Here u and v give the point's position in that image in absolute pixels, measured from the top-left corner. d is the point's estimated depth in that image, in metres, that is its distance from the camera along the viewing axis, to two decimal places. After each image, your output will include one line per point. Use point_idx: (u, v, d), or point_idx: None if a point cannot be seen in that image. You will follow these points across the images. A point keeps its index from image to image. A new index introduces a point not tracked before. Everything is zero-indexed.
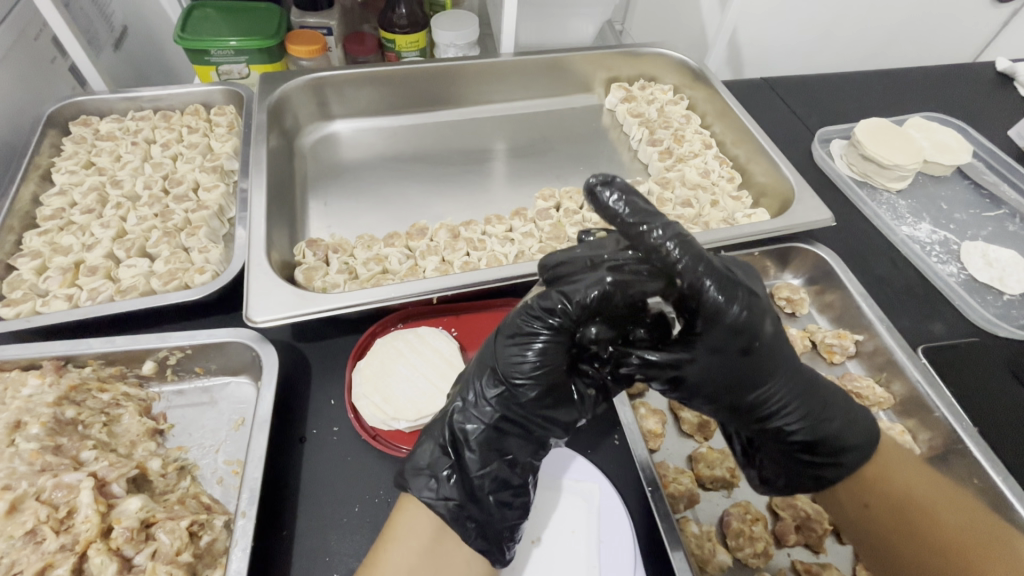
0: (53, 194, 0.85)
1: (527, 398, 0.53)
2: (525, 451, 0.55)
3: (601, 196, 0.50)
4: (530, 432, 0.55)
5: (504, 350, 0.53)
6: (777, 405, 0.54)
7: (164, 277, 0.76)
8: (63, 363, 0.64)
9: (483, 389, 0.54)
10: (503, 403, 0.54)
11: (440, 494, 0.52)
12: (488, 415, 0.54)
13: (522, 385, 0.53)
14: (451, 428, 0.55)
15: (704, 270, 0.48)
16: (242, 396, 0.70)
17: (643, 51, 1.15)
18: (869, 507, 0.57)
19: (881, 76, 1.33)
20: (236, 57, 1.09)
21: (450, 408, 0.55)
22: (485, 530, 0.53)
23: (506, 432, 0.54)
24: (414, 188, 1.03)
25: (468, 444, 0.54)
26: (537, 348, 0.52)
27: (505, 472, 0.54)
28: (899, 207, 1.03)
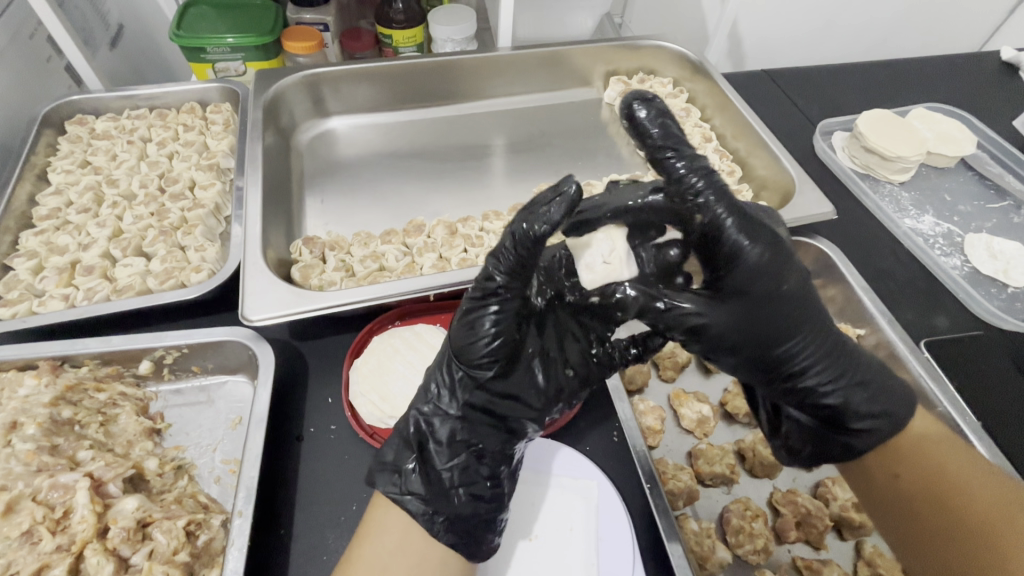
0: (50, 194, 0.84)
1: (488, 378, 0.53)
2: (491, 438, 0.54)
3: (636, 113, 0.50)
4: (491, 417, 0.54)
5: (456, 335, 0.53)
6: (807, 358, 0.55)
7: (161, 276, 0.75)
8: (60, 363, 0.64)
9: (442, 379, 0.55)
10: (465, 391, 0.54)
11: (406, 489, 0.52)
12: (452, 404, 0.54)
13: (480, 367, 0.53)
14: (416, 421, 0.55)
15: (726, 208, 0.50)
16: (239, 395, 0.70)
17: (643, 43, 1.14)
18: (901, 480, 0.57)
19: (884, 67, 1.31)
20: (232, 55, 1.09)
21: (415, 403, 0.56)
22: (456, 524, 0.51)
23: (472, 421, 0.54)
24: (411, 185, 1.02)
25: (433, 436, 0.54)
26: (490, 329, 0.51)
27: (474, 463, 0.54)
28: (902, 199, 1.02)
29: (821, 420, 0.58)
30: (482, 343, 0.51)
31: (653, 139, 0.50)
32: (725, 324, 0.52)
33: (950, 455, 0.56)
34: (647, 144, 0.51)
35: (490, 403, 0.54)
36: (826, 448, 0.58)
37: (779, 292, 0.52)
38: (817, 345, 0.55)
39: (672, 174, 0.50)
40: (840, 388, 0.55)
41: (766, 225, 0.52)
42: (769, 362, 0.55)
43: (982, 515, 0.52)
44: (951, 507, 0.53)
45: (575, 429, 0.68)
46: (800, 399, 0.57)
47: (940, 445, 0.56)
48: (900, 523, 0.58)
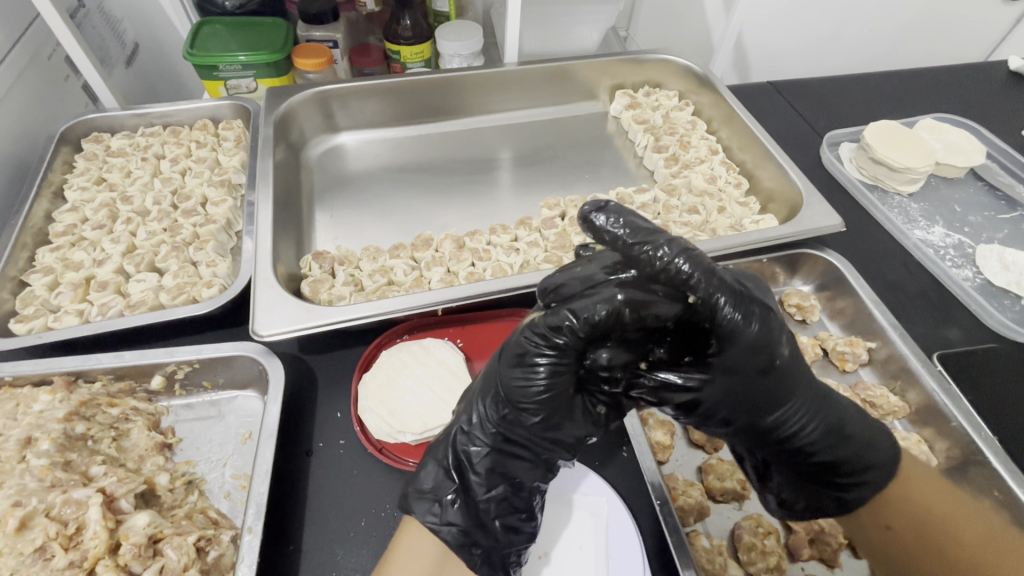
0: (66, 211, 0.86)
1: (533, 423, 0.52)
2: (532, 474, 0.54)
3: (597, 220, 0.51)
4: (536, 456, 0.54)
5: (510, 372, 0.51)
6: (800, 422, 0.53)
7: (173, 291, 0.76)
8: (74, 379, 0.65)
9: (485, 413, 0.53)
10: (505, 427, 0.53)
11: (444, 520, 0.52)
12: (492, 438, 0.53)
13: (526, 410, 0.51)
14: (457, 451, 0.54)
15: (716, 286, 0.47)
16: (249, 409, 0.70)
17: (648, 57, 1.14)
18: (892, 531, 0.53)
19: (890, 78, 1.31)
20: (244, 72, 1.12)
21: (455, 431, 0.55)
22: (491, 556, 0.53)
23: (512, 456, 0.53)
24: (420, 200, 1.03)
25: (472, 468, 0.53)
26: (545, 378, 0.50)
27: (512, 495, 0.54)
28: (911, 210, 1.01)
29: (813, 477, 0.56)
30: (533, 391, 0.50)
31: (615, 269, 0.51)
32: (719, 397, 0.51)
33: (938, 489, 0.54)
34: (625, 244, 0.49)
35: (534, 441, 0.53)
36: (816, 502, 0.57)
37: (768, 370, 0.50)
38: (806, 408, 0.52)
39: (643, 259, 0.48)
40: (830, 442, 0.53)
41: (759, 299, 0.49)
42: (758, 428, 0.53)
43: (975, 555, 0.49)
44: (947, 558, 0.50)
45: (584, 444, 0.68)
46: (791, 457, 0.55)
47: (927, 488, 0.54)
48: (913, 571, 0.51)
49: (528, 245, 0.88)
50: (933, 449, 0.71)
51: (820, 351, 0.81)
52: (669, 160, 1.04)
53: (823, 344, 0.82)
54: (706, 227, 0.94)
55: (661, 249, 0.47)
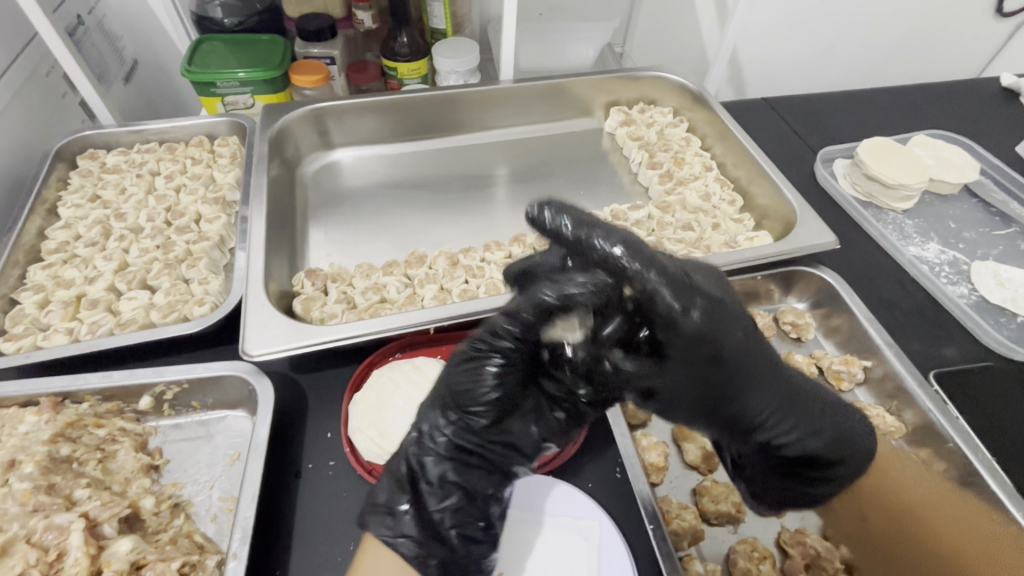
0: (59, 228, 0.86)
1: (484, 424, 0.56)
2: (486, 481, 0.56)
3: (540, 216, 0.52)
4: (484, 464, 0.56)
5: (456, 377, 0.55)
6: (764, 414, 0.54)
7: (164, 309, 0.76)
8: (61, 399, 0.65)
9: (437, 420, 0.56)
10: (458, 432, 0.55)
11: (398, 532, 0.51)
12: (445, 445, 0.55)
13: (477, 412, 0.56)
14: (409, 461, 0.55)
15: (654, 272, 0.47)
16: (239, 430, 0.69)
17: (642, 74, 1.15)
18: (868, 520, 0.62)
19: (883, 94, 1.32)
20: (242, 88, 1.13)
21: (405, 442, 0.56)
22: (448, 568, 0.51)
23: (466, 462, 0.56)
24: (416, 216, 1.03)
25: (425, 476, 0.54)
26: (492, 376, 0.55)
27: (467, 502, 0.54)
28: (906, 226, 1.01)
29: (791, 473, 0.58)
30: (485, 390, 0.55)
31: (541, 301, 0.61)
32: (671, 387, 0.52)
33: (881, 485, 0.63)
34: (563, 237, 0.51)
35: (480, 448, 0.56)
36: (790, 494, 0.59)
37: (721, 360, 0.50)
38: (769, 400, 0.53)
39: (589, 252, 0.50)
40: (800, 434, 0.55)
41: (702, 290, 0.48)
42: (726, 420, 0.55)
43: (948, 542, 0.55)
44: (920, 541, 0.56)
45: (578, 465, 0.68)
46: (760, 453, 0.58)
47: (903, 479, 0.60)
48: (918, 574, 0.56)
49: None
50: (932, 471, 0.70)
51: (816, 370, 0.80)
52: (664, 176, 1.04)
53: (818, 363, 0.81)
54: (700, 244, 0.94)
55: (599, 242, 0.48)
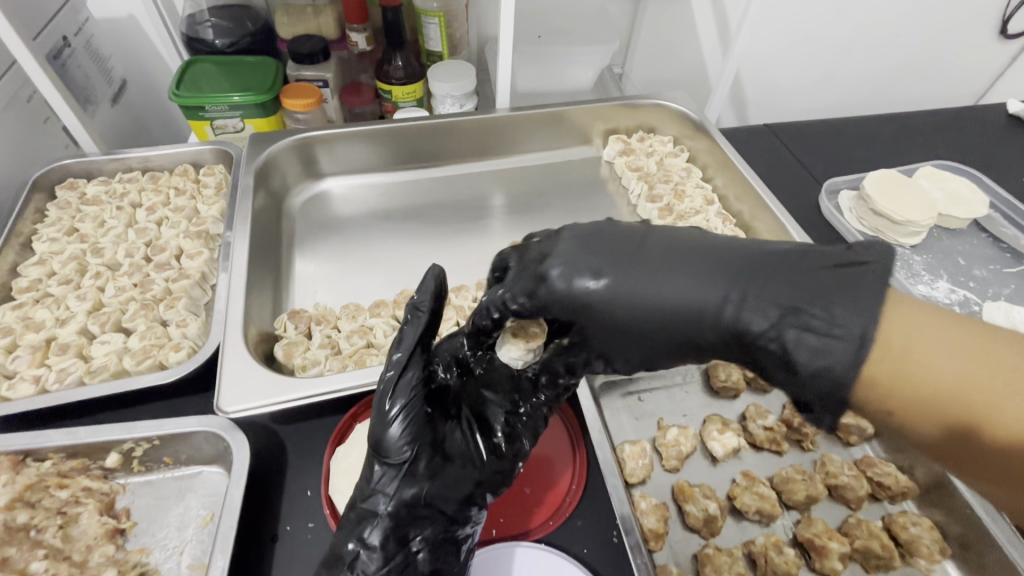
0: (32, 264, 0.82)
1: (422, 475, 0.55)
2: (435, 532, 0.55)
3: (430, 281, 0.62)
4: (432, 506, 0.55)
5: (387, 427, 0.54)
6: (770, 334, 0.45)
7: (138, 355, 0.72)
8: (22, 457, 0.60)
9: (377, 476, 0.55)
10: (399, 488, 0.54)
11: None
12: (387, 503, 0.54)
13: (411, 463, 0.54)
14: (355, 523, 0.54)
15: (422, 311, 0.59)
16: (213, 488, 0.65)
17: (641, 102, 1.12)
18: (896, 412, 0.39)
19: (888, 121, 1.29)
20: (230, 112, 1.10)
21: (352, 501, 0.55)
22: None
23: (412, 517, 0.54)
24: (408, 248, 1.00)
25: (368, 539, 0.53)
26: (413, 430, 0.55)
27: (415, 560, 0.53)
28: (914, 263, 0.98)
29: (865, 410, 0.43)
30: (411, 444, 0.54)
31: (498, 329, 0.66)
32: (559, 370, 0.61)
33: (965, 340, 0.39)
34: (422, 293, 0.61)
35: (428, 493, 0.55)
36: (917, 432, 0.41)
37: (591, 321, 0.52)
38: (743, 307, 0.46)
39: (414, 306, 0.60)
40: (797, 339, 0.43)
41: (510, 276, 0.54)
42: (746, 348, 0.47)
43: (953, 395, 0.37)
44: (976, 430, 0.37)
45: (573, 528, 0.64)
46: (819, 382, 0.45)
47: (918, 327, 0.39)
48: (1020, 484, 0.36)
49: None
50: (947, 535, 0.66)
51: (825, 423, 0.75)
52: (664, 210, 1.01)
53: None
54: None
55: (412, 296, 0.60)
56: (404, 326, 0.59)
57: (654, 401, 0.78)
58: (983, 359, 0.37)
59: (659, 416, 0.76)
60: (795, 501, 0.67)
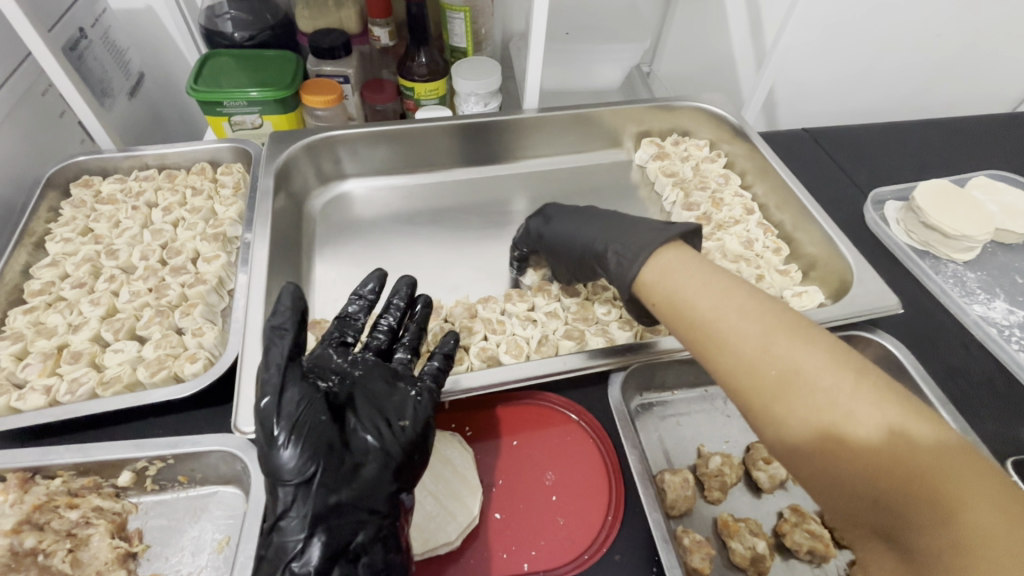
0: (45, 265, 0.79)
1: (324, 482, 0.51)
2: (362, 534, 0.51)
3: (359, 303, 0.66)
4: (350, 508, 0.51)
5: (275, 455, 0.51)
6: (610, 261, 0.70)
7: (152, 365, 0.69)
8: (31, 475, 0.57)
9: (281, 504, 0.51)
10: (302, 504, 0.51)
11: None
12: (297, 524, 0.50)
13: (307, 472, 0.51)
14: (276, 557, 0.50)
15: (334, 339, 0.63)
16: (229, 510, 0.62)
17: (678, 104, 1.07)
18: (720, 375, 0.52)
19: (934, 127, 1.23)
20: (249, 108, 1.06)
21: (268, 538, 0.51)
22: None
23: (331, 527, 0.50)
24: (431, 253, 0.95)
25: (294, 567, 0.49)
26: (293, 440, 0.51)
27: (352, 567, 0.50)
28: (968, 280, 0.92)
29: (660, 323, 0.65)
30: (298, 454, 0.51)
31: (376, 293, 0.67)
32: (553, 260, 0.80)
33: (762, 320, 0.51)
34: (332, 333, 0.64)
35: (339, 503, 0.51)
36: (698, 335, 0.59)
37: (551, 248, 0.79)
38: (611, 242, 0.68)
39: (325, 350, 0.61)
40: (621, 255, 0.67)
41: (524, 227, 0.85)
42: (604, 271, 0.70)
43: (746, 359, 0.49)
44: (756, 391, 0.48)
45: (611, 564, 0.59)
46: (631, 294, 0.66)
47: (732, 318, 0.51)
48: (793, 430, 0.46)
49: (547, 315, 0.80)
50: None
51: None
52: (701, 219, 0.96)
53: None
54: None
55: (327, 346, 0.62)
56: (269, 346, 0.55)
57: (693, 425, 0.73)
58: (768, 329, 0.50)
59: (699, 442, 0.72)
60: (849, 540, 0.63)
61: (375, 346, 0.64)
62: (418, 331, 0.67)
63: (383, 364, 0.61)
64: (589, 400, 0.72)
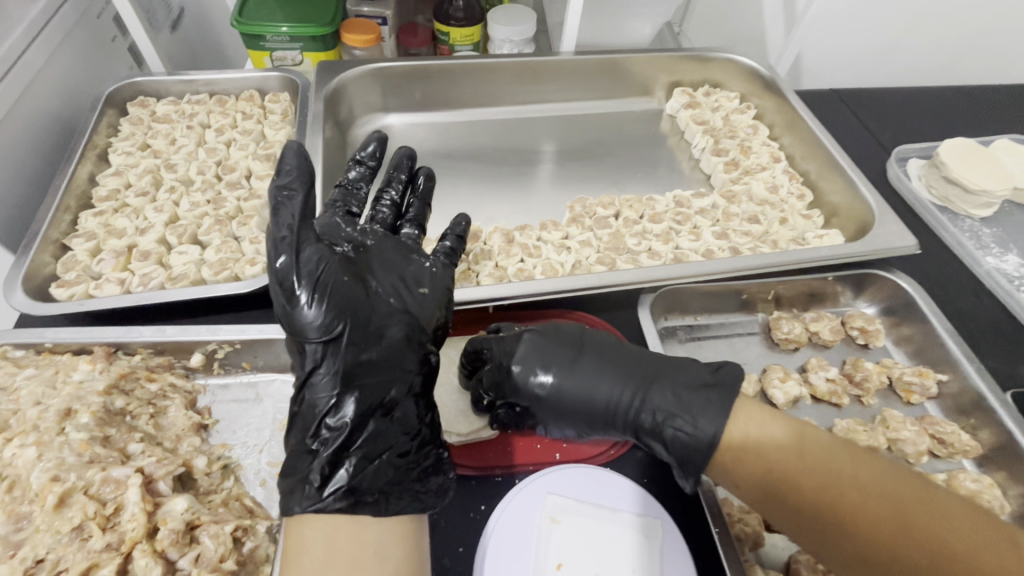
0: (110, 175, 0.84)
1: (350, 341, 0.54)
2: (394, 391, 0.54)
3: (360, 165, 0.71)
4: (381, 367, 0.54)
5: (299, 314, 0.54)
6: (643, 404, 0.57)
7: (215, 266, 0.74)
8: (114, 350, 0.63)
9: (309, 366, 0.54)
10: (331, 363, 0.54)
11: (325, 496, 0.48)
12: (329, 381, 0.53)
13: (331, 331, 0.54)
14: (309, 415, 0.53)
15: (341, 201, 0.66)
16: (287, 394, 0.68)
17: (711, 55, 1.09)
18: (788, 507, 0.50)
19: (962, 93, 1.24)
20: (291, 44, 1.09)
21: (300, 398, 0.54)
22: (397, 491, 0.51)
23: (362, 383, 0.53)
24: (466, 187, 1.00)
25: (327, 422, 0.52)
26: (313, 300, 0.53)
27: (386, 422, 0.53)
28: (983, 235, 0.95)
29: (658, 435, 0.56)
30: (321, 314, 0.53)
31: (376, 155, 0.72)
32: None
33: (818, 440, 0.51)
34: (337, 197, 0.67)
35: (370, 361, 0.54)
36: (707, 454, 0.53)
37: None
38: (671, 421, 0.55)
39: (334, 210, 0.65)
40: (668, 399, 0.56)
41: None
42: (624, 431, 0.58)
43: (816, 487, 0.48)
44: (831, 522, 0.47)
45: (635, 459, 0.65)
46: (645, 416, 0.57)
47: (795, 439, 0.51)
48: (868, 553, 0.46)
49: (580, 244, 0.85)
50: (1006, 495, 0.67)
51: (884, 380, 0.76)
52: (729, 164, 0.99)
53: (888, 372, 0.76)
54: (766, 238, 0.89)
55: (332, 210, 0.65)
56: (278, 207, 0.54)
57: (713, 348, 0.79)
58: (829, 451, 0.50)
59: None
60: None
61: (381, 219, 0.69)
62: (420, 205, 0.72)
63: (393, 236, 0.63)
64: (618, 320, 0.77)
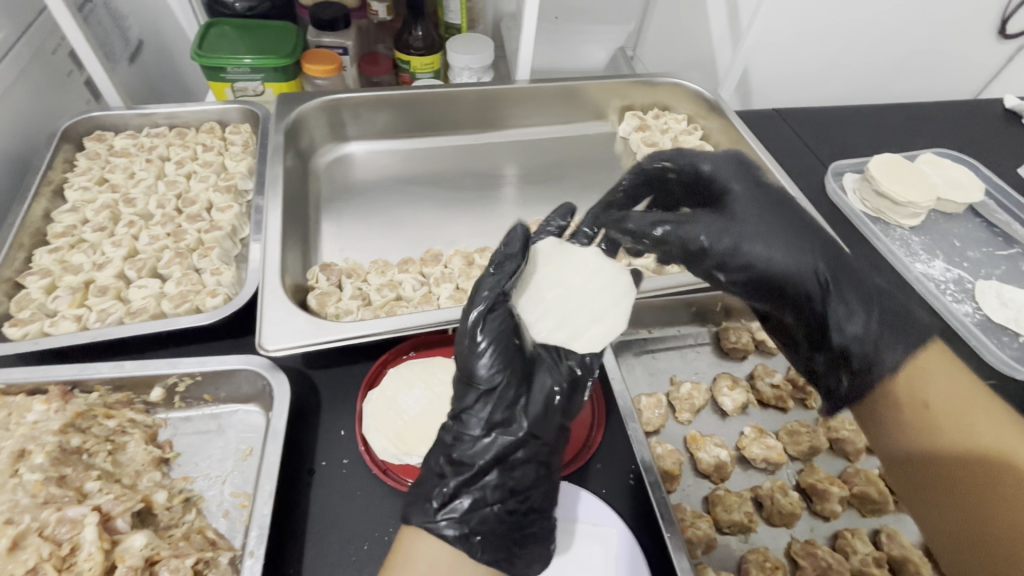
0: (65, 211, 0.84)
1: (507, 404, 0.54)
2: (523, 461, 0.54)
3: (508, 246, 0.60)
4: (524, 433, 0.54)
5: (472, 364, 0.54)
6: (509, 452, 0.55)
7: (176, 299, 0.74)
8: (70, 388, 0.63)
9: (470, 411, 0.55)
10: (480, 417, 0.54)
11: (440, 519, 0.51)
12: (477, 426, 0.54)
13: (483, 390, 0.55)
14: (457, 449, 0.55)
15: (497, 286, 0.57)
16: (251, 424, 0.68)
17: (659, 80, 1.15)
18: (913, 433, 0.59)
19: (892, 110, 1.34)
20: (251, 75, 1.11)
21: (450, 430, 0.56)
22: (492, 544, 0.52)
23: (503, 448, 0.54)
24: (427, 212, 1.03)
25: (457, 457, 0.54)
26: (490, 357, 0.54)
27: (504, 481, 0.54)
28: (912, 243, 1.03)
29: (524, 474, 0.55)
30: (484, 371, 0.54)
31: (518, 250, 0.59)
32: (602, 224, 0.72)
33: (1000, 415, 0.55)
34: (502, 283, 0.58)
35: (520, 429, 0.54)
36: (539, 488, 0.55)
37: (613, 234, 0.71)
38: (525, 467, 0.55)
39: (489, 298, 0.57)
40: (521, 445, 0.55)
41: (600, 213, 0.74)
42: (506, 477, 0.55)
43: (956, 423, 0.56)
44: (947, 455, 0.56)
45: (593, 471, 0.68)
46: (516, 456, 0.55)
47: (961, 400, 0.57)
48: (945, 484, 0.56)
49: None
50: None
51: None
52: None
53: None
54: None
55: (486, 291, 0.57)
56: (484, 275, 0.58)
57: (667, 359, 0.83)
58: (994, 418, 0.55)
59: (672, 373, 0.81)
60: (798, 451, 0.73)
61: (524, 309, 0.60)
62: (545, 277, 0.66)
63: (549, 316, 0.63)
64: None
